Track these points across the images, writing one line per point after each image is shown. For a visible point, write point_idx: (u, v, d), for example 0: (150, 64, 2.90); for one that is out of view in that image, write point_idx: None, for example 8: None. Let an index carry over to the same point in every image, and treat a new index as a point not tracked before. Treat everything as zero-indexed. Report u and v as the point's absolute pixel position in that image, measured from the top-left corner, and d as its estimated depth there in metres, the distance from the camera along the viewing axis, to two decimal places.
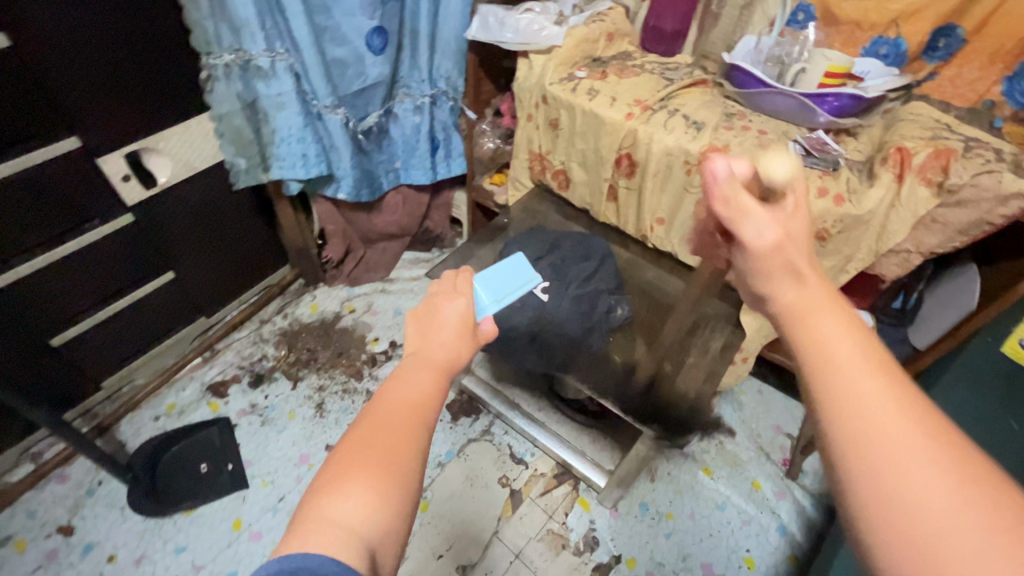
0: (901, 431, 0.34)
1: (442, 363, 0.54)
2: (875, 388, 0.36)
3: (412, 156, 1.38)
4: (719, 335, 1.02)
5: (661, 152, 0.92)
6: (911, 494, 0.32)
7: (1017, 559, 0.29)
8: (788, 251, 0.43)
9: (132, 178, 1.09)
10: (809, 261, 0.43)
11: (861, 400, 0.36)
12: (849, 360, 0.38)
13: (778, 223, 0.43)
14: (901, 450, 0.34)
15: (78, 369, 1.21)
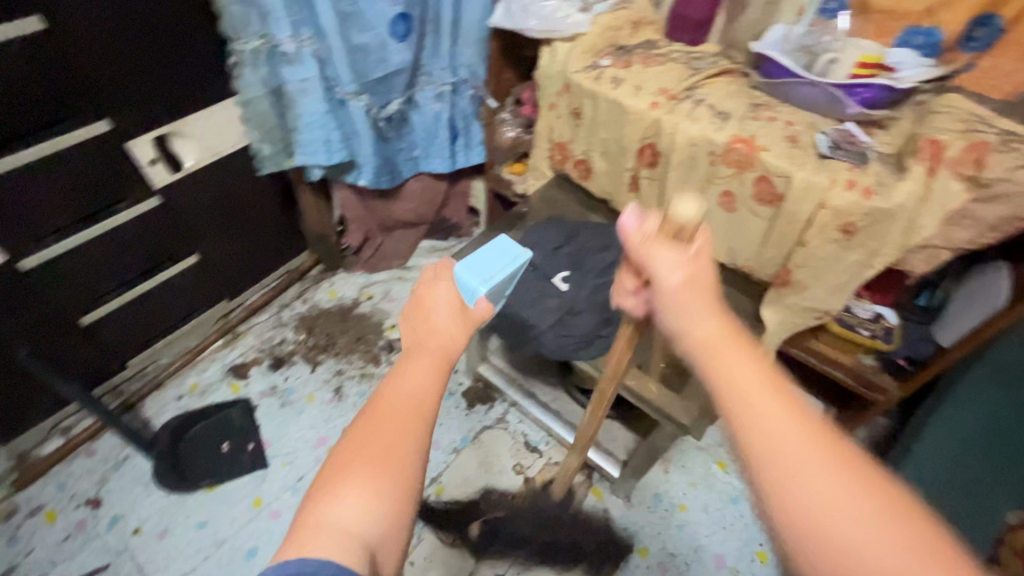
0: (801, 454, 0.40)
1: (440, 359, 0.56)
2: (770, 409, 0.43)
3: (433, 143, 1.39)
4: None
5: (685, 142, 0.92)
6: (807, 501, 0.39)
7: (891, 542, 0.36)
8: (692, 292, 0.50)
9: (159, 162, 1.11)
10: (710, 298, 0.50)
11: (760, 423, 0.42)
12: (757, 391, 0.44)
13: (682, 265, 0.51)
14: (802, 471, 0.40)
15: (106, 347, 1.24)
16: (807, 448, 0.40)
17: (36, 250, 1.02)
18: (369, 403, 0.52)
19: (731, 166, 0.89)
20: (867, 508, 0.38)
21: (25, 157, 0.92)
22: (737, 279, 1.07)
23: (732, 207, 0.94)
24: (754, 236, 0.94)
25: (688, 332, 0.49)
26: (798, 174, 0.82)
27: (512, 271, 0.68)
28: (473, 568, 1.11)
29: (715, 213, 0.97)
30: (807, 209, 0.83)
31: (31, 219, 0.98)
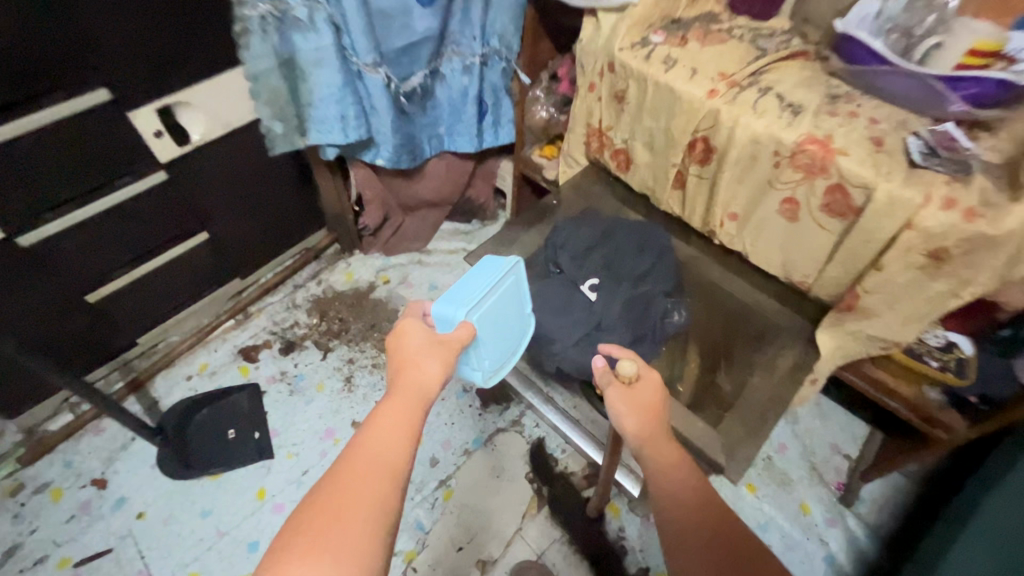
0: (705, 533, 0.54)
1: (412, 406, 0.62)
2: (688, 497, 0.56)
3: (459, 120, 1.28)
4: (789, 351, 0.90)
5: (745, 139, 0.78)
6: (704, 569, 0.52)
7: None
8: (640, 414, 0.61)
9: (164, 135, 1.04)
10: (654, 413, 0.61)
11: (678, 508, 0.55)
12: (669, 473, 0.57)
13: (630, 395, 0.62)
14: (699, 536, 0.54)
15: (115, 325, 1.21)
16: (707, 512, 0.55)
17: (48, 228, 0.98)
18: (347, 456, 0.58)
19: (798, 170, 0.76)
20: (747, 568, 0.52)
21: (18, 127, 0.85)
22: (792, 293, 0.94)
23: (795, 216, 0.81)
24: (818, 250, 0.82)
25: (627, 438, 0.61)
26: (882, 185, 0.69)
27: (495, 282, 0.76)
28: None
29: (774, 220, 0.85)
30: (889, 227, 0.70)
31: (31, 194, 0.93)
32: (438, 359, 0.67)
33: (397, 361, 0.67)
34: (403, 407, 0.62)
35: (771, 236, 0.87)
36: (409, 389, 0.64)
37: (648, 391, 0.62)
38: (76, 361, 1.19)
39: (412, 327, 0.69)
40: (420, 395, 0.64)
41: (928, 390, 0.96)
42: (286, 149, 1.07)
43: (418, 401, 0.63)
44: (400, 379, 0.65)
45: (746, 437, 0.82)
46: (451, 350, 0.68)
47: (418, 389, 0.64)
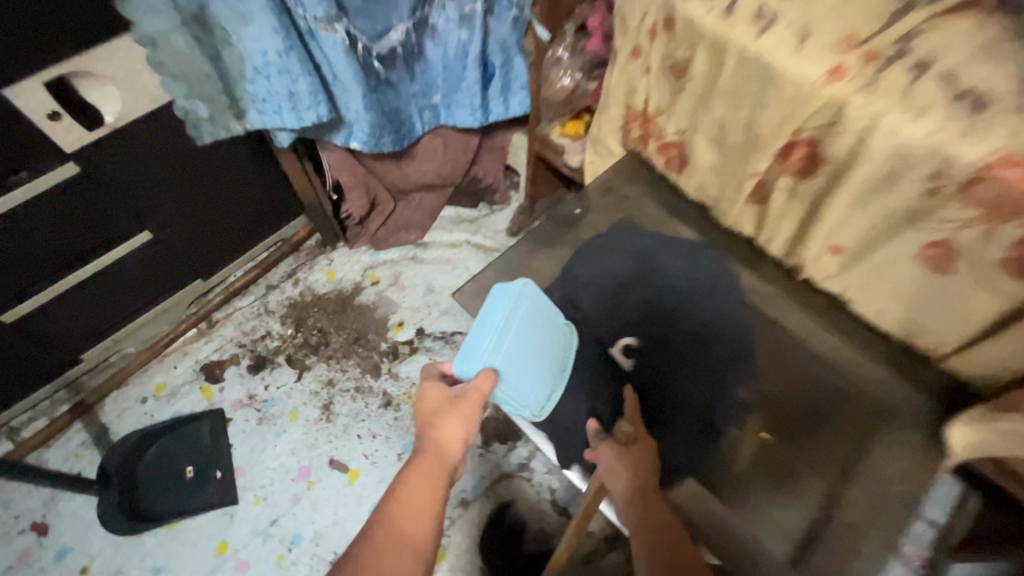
0: None
1: (434, 472, 0.58)
2: None
3: (457, 87, 0.98)
4: (903, 449, 0.63)
5: (885, 149, 0.50)
6: None
7: None
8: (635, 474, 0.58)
9: (65, 116, 0.79)
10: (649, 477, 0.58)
11: None
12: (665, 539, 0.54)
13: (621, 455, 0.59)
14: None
15: (48, 344, 1.02)
16: None
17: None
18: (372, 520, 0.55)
19: (976, 205, 0.48)
20: None
21: None
22: (910, 357, 0.66)
23: (945, 265, 0.54)
24: (971, 313, 0.56)
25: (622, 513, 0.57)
26: None
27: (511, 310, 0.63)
28: None
29: (904, 266, 0.58)
30: None
31: None
32: (459, 423, 0.60)
33: (421, 422, 0.62)
34: (426, 473, 0.58)
35: (896, 284, 0.60)
36: (430, 453, 0.59)
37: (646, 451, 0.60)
38: (7, 386, 1.01)
39: (434, 388, 0.63)
40: (442, 461, 0.59)
41: None
42: (217, 136, 0.81)
43: (438, 467, 0.58)
44: (423, 441, 0.60)
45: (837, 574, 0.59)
46: (473, 407, 0.60)
47: (438, 453, 0.59)
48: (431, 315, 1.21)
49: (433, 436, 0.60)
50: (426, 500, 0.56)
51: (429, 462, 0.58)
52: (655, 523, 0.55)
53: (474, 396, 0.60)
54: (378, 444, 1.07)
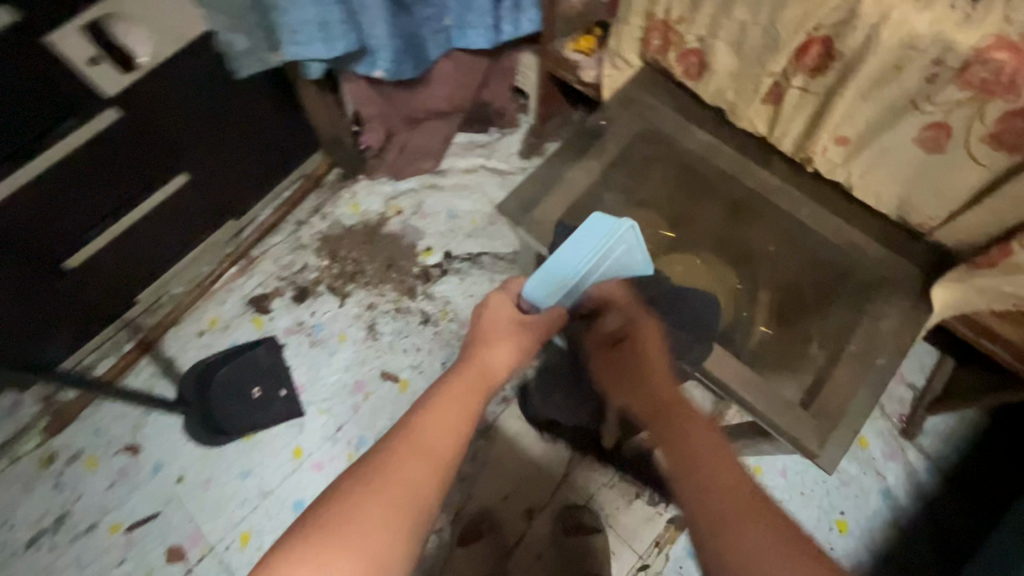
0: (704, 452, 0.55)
1: (476, 386, 0.60)
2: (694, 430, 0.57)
3: (470, 8, 0.99)
4: (892, 312, 0.75)
5: (893, 43, 0.58)
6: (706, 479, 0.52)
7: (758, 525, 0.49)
8: (629, 362, 0.68)
9: (102, 61, 0.81)
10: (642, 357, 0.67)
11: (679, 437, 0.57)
12: (691, 430, 0.57)
13: (610, 360, 0.70)
14: (739, 521, 0.49)
15: (108, 286, 1.09)
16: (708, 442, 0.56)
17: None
18: (407, 426, 0.56)
19: (967, 89, 0.57)
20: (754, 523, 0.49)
21: None
22: (904, 234, 0.77)
23: (938, 146, 0.64)
24: (958, 188, 0.65)
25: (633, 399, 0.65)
26: None
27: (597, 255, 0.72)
28: (526, 528, 1.06)
29: (904, 150, 0.67)
30: None
31: None
32: (506, 349, 0.65)
33: (477, 336, 0.66)
34: (467, 388, 0.60)
35: (894, 167, 0.69)
36: (473, 370, 0.62)
37: (647, 350, 0.67)
38: (78, 327, 1.09)
39: (500, 301, 0.68)
40: (487, 377, 0.62)
41: None
42: (254, 69, 0.93)
43: (481, 384, 0.61)
44: (470, 356, 0.64)
45: (840, 413, 0.70)
46: (531, 338, 0.67)
47: (483, 372, 0.62)
48: (457, 238, 1.29)
49: (480, 355, 0.63)
50: (457, 418, 0.57)
51: (473, 377, 0.61)
52: (684, 430, 0.58)
53: (538, 328, 0.68)
54: (422, 356, 1.19)
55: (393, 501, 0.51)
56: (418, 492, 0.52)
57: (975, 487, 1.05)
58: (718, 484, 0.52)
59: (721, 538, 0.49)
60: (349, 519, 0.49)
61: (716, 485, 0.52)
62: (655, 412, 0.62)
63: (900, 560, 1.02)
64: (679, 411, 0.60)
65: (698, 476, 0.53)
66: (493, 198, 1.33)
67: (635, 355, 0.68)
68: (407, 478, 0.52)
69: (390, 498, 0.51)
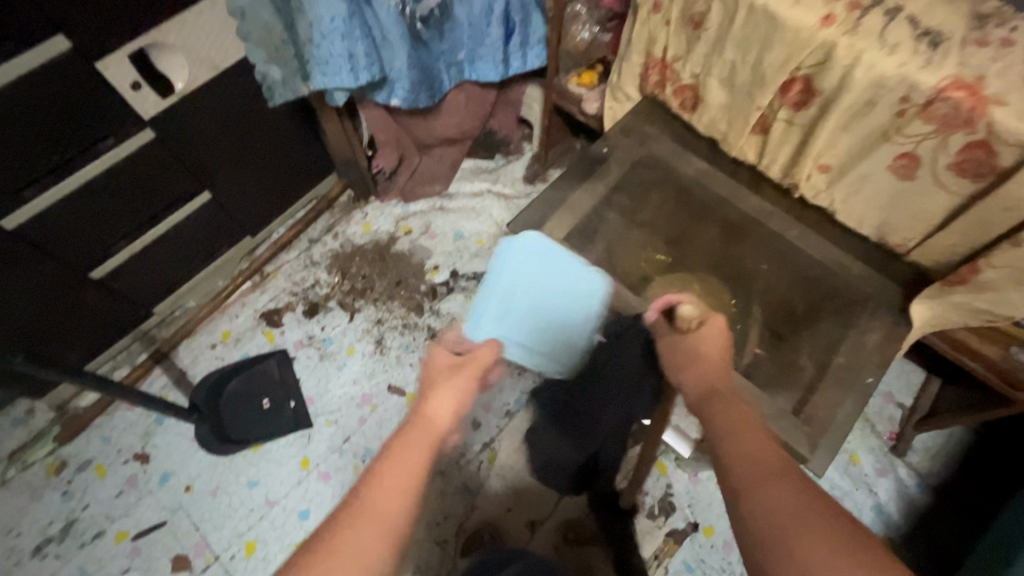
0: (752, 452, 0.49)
1: (422, 443, 0.55)
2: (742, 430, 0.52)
3: (481, 44, 1.07)
4: (876, 326, 0.80)
5: (865, 82, 0.65)
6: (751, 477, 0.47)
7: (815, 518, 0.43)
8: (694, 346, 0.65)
9: (143, 86, 0.87)
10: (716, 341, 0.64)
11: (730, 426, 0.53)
12: (734, 425, 0.53)
13: (677, 342, 0.67)
14: (759, 491, 0.46)
15: (127, 298, 1.13)
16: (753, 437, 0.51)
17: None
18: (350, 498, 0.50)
19: (931, 122, 0.64)
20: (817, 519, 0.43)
21: None
22: (885, 255, 0.83)
23: (909, 174, 0.70)
24: (930, 211, 0.72)
25: (692, 383, 0.62)
26: None
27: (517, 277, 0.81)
28: (528, 538, 1.08)
29: (880, 177, 0.73)
30: None
31: (14, 154, 0.79)
32: (447, 396, 0.59)
33: (420, 388, 0.61)
34: (411, 444, 0.54)
35: (870, 194, 0.76)
36: (417, 423, 0.56)
37: (706, 339, 0.64)
38: (94, 337, 1.13)
39: (437, 349, 0.64)
40: (430, 430, 0.56)
41: (1017, 351, 0.86)
42: (287, 98, 1.00)
43: (426, 440, 0.55)
44: (411, 413, 0.58)
45: (829, 420, 0.74)
46: (471, 379, 0.62)
47: (427, 425, 0.56)
48: (463, 257, 1.34)
49: (421, 407, 0.58)
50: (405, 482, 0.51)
51: (419, 434, 0.55)
52: (725, 408, 0.56)
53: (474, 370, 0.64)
54: None
55: None
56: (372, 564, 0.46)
57: (962, 501, 1.08)
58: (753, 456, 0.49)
59: (748, 498, 0.46)
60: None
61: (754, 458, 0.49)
62: (703, 390, 0.60)
63: None
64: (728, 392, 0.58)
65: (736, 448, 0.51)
66: (498, 220, 1.39)
67: (696, 334, 0.65)
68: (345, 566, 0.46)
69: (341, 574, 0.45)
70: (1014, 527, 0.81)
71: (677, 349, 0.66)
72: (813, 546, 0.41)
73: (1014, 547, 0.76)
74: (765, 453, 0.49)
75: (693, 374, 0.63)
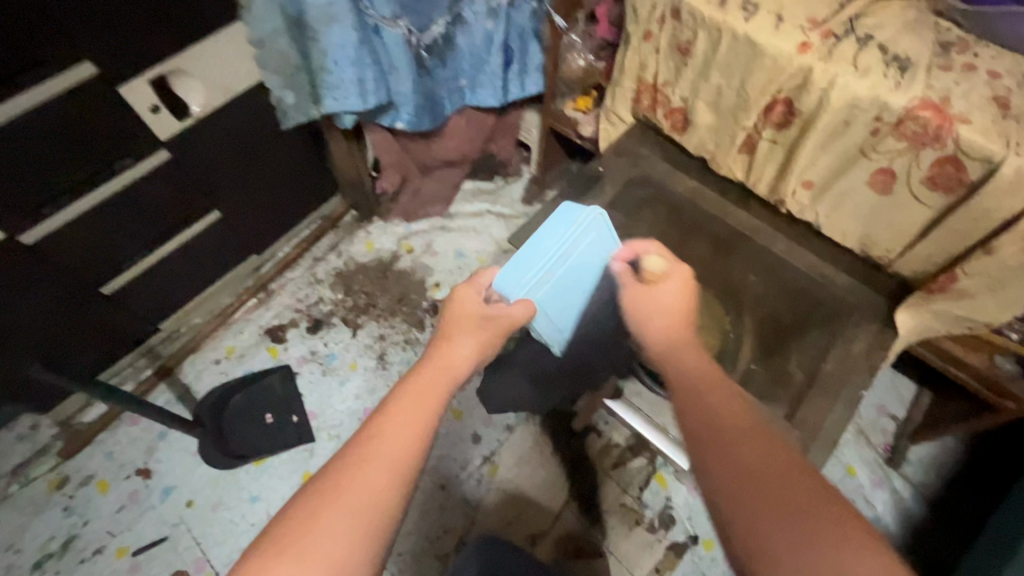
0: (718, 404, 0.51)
1: (440, 382, 0.56)
2: (709, 384, 0.54)
3: (482, 71, 1.13)
4: (864, 334, 0.83)
5: (840, 103, 0.70)
6: (711, 428, 0.49)
7: (773, 469, 0.45)
8: (664, 303, 0.64)
9: (162, 109, 0.92)
10: (681, 306, 0.64)
11: (698, 384, 0.54)
12: (701, 380, 0.55)
13: (641, 295, 0.66)
14: (724, 441, 0.48)
15: (135, 314, 1.15)
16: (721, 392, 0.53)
17: (18, 235, 0.87)
18: (368, 423, 0.51)
19: (903, 140, 0.69)
20: (785, 470, 0.45)
21: (22, 104, 0.75)
22: (869, 268, 0.86)
23: (887, 188, 0.75)
24: (909, 224, 0.76)
25: (653, 339, 0.63)
26: (1009, 158, 0.62)
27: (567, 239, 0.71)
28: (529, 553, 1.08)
29: (860, 192, 0.78)
30: (1006, 208, 0.65)
31: (38, 173, 0.83)
32: (471, 340, 0.61)
33: (441, 332, 0.63)
34: (430, 381, 0.56)
35: (852, 208, 0.80)
36: (435, 363, 0.58)
37: (671, 296, 0.64)
38: (101, 352, 1.15)
39: (465, 293, 0.66)
40: (452, 369, 0.58)
41: (1001, 360, 0.90)
42: (298, 120, 1.05)
43: (445, 380, 0.57)
44: (433, 353, 0.60)
45: (821, 426, 0.76)
46: (495, 330, 0.64)
47: (448, 365, 0.58)
48: (464, 275, 1.38)
49: (443, 348, 0.60)
50: (420, 416, 0.52)
51: (436, 372, 0.57)
52: (686, 365, 0.57)
53: (502, 320, 0.65)
54: None
55: (354, 513, 0.45)
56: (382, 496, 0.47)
57: (958, 512, 1.10)
58: (727, 429, 0.48)
59: (707, 447, 0.48)
60: (307, 534, 0.44)
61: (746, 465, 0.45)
62: (667, 347, 0.61)
63: None
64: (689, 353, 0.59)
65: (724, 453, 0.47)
66: (497, 239, 1.43)
67: (667, 295, 0.64)
68: (363, 488, 0.47)
69: (356, 503, 0.46)
70: (1005, 533, 0.82)
71: (642, 301, 0.65)
72: (770, 493, 0.43)
73: (1006, 551, 0.78)
74: (740, 422, 0.49)
75: (656, 328, 0.63)
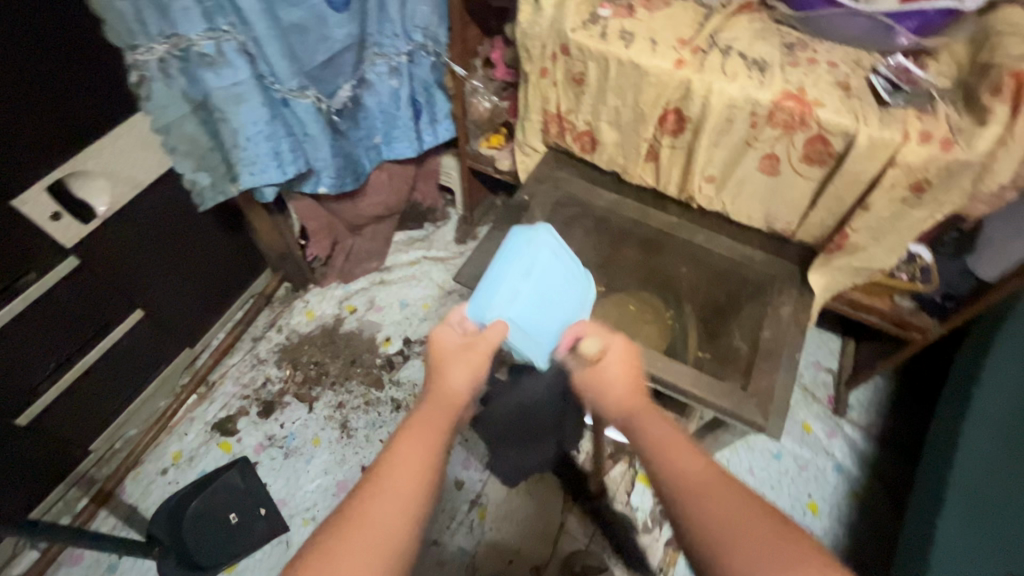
0: (697, 467, 0.52)
1: (442, 419, 0.56)
2: (674, 448, 0.55)
3: (394, 126, 1.16)
4: (787, 300, 0.92)
5: (720, 104, 0.80)
6: (693, 496, 0.50)
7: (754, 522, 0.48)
8: (605, 372, 0.63)
9: (64, 215, 0.86)
10: (624, 369, 0.63)
11: (661, 448, 0.55)
12: (662, 439, 0.56)
13: (585, 380, 0.65)
14: (707, 502, 0.49)
15: (59, 438, 1.04)
16: (686, 451, 0.54)
17: None
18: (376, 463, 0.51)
19: (777, 127, 0.80)
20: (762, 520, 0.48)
21: None
22: (774, 241, 0.97)
23: (774, 170, 0.85)
24: (799, 197, 0.87)
25: (608, 410, 0.63)
26: (861, 130, 0.74)
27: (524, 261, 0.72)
28: None
29: (753, 177, 0.88)
30: (870, 169, 0.77)
31: None
32: (465, 367, 0.59)
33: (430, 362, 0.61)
34: (435, 418, 0.56)
35: (750, 192, 0.90)
36: (437, 397, 0.58)
37: (614, 370, 0.63)
38: (23, 491, 1.02)
39: (443, 329, 0.63)
40: (453, 402, 0.58)
41: (900, 299, 1.02)
42: (217, 199, 1.04)
43: (447, 414, 0.57)
44: (430, 388, 0.59)
45: (772, 389, 0.83)
46: (481, 355, 0.61)
47: (446, 400, 0.58)
48: (413, 324, 1.37)
49: (438, 379, 0.59)
50: (416, 458, 0.51)
51: (436, 407, 0.57)
52: (647, 430, 0.58)
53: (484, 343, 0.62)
54: None
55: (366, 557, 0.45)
56: (389, 546, 0.46)
57: (900, 445, 1.21)
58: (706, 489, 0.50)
59: (687, 514, 0.49)
60: None
61: (721, 520, 0.48)
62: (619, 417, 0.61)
63: (868, 525, 1.13)
64: (642, 416, 0.59)
65: (702, 524, 0.48)
66: (439, 283, 1.44)
67: (607, 370, 0.63)
68: (375, 530, 0.47)
69: (367, 547, 0.46)
70: (936, 462, 0.91)
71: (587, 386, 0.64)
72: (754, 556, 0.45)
73: (933, 505, 0.85)
74: (715, 480, 0.51)
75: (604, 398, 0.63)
